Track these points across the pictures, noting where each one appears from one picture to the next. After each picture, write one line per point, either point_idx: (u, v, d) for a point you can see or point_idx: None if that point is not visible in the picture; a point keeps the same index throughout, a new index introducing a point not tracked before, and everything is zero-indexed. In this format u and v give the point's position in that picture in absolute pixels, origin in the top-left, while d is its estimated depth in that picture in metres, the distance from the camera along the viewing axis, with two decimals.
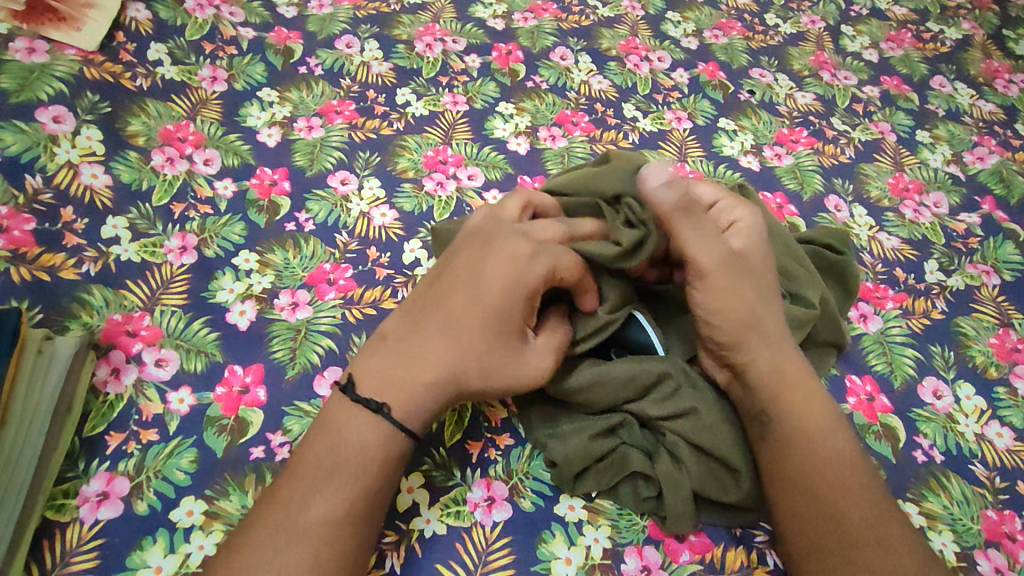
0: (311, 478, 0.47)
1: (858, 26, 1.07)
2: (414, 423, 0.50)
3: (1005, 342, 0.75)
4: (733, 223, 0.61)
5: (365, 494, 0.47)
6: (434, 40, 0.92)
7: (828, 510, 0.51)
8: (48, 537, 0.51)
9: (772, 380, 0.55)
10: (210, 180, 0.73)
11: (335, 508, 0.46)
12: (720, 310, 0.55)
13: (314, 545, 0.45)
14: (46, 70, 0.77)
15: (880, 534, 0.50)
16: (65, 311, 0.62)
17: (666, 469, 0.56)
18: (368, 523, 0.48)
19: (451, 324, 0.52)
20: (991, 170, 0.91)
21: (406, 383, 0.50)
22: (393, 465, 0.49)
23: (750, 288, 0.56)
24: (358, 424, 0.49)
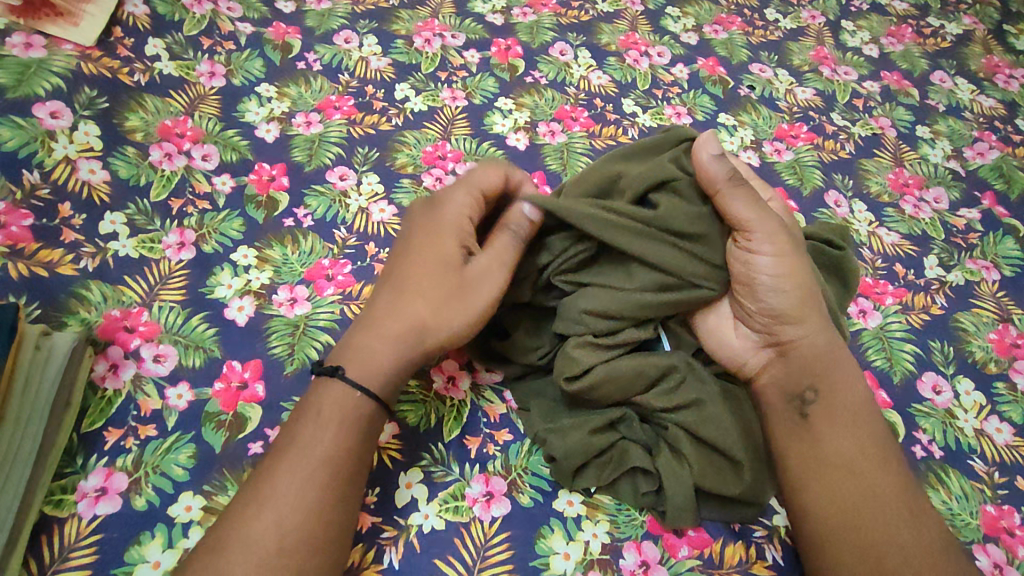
0: (283, 453, 0.49)
1: (858, 21, 1.07)
2: (375, 376, 0.52)
3: (1004, 337, 0.75)
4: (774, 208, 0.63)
5: (327, 462, 0.49)
6: (433, 35, 0.91)
7: (861, 488, 0.52)
8: (46, 532, 0.51)
9: (813, 359, 0.56)
10: (208, 176, 0.73)
11: (308, 483, 0.47)
12: (789, 275, 0.56)
13: (280, 514, 0.46)
14: (43, 65, 0.76)
15: (911, 515, 0.52)
16: (63, 307, 0.62)
17: (667, 462, 0.56)
18: (337, 490, 0.48)
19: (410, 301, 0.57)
20: (991, 165, 0.91)
21: (363, 346, 0.53)
22: (356, 429, 0.51)
23: (805, 264, 0.58)
24: (326, 396, 0.51)
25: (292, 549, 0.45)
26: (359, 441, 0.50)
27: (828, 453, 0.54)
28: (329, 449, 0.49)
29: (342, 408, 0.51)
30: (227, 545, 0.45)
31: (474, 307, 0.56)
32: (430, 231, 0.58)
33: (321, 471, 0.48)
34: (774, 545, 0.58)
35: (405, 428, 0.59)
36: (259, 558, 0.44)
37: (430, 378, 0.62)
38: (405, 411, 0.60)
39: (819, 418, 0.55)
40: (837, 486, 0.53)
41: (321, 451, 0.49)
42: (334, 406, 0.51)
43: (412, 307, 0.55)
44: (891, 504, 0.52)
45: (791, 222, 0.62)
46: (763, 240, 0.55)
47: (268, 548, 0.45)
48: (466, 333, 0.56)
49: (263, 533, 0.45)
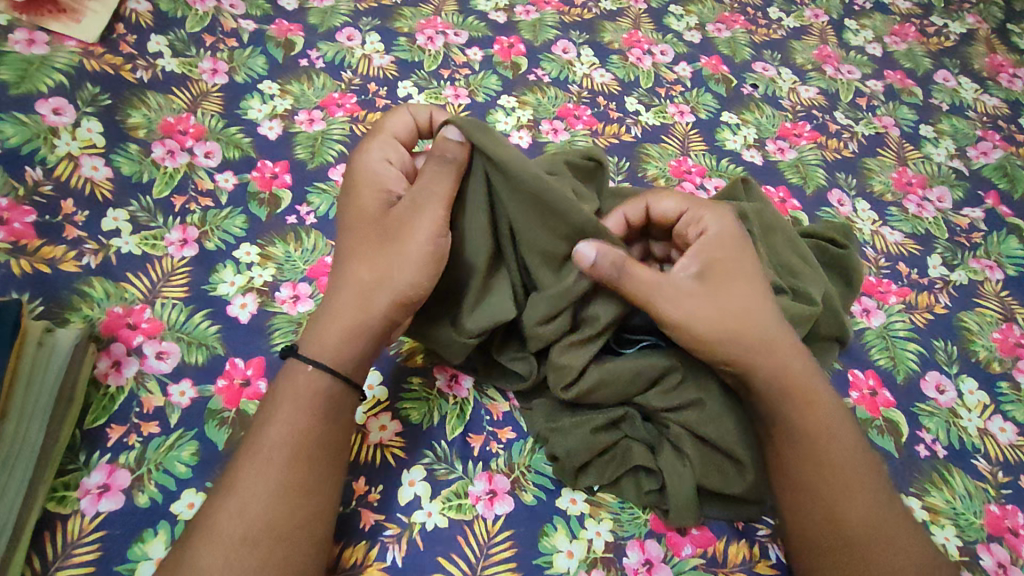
0: (248, 442, 0.49)
1: (862, 20, 1.06)
2: (325, 351, 0.51)
3: (1008, 337, 0.75)
4: (704, 233, 0.57)
5: (288, 446, 0.48)
6: (436, 32, 0.91)
7: (828, 508, 0.52)
8: (49, 528, 0.51)
9: (777, 385, 0.54)
10: (211, 173, 0.73)
11: (269, 468, 0.47)
12: (734, 335, 0.53)
13: (244, 501, 0.46)
14: (46, 61, 0.76)
15: (875, 537, 0.51)
16: (66, 304, 0.62)
17: (671, 461, 0.56)
18: (298, 473, 0.48)
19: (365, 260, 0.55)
20: (995, 164, 0.91)
21: (314, 324, 0.53)
22: (315, 410, 0.50)
23: (746, 309, 0.55)
24: (287, 379, 0.51)
25: (255, 537, 0.45)
26: (319, 422, 0.50)
27: (796, 471, 0.53)
28: (289, 432, 0.48)
29: (304, 390, 0.50)
30: (199, 535, 0.45)
31: (409, 254, 0.53)
32: (357, 194, 0.57)
33: (281, 455, 0.48)
34: (778, 543, 0.57)
35: (408, 426, 0.59)
36: (224, 548, 0.44)
37: (433, 376, 0.62)
38: (408, 409, 0.60)
39: (789, 434, 0.53)
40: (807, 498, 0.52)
41: (281, 435, 0.48)
42: (291, 391, 0.50)
43: (355, 272, 0.54)
44: (855, 528, 0.51)
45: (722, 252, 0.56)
46: (684, 301, 0.53)
47: (234, 536, 0.45)
48: (416, 280, 0.52)
49: (228, 524, 0.45)
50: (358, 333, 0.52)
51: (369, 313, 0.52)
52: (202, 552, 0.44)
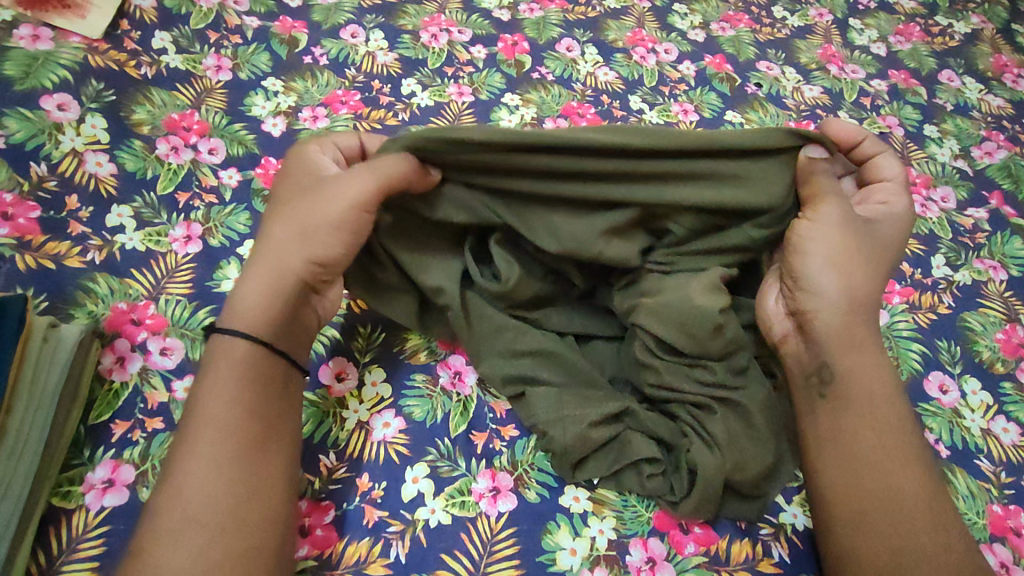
0: (191, 425, 0.49)
1: (866, 19, 1.06)
2: (246, 320, 0.52)
3: (1012, 338, 0.75)
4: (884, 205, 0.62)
5: (235, 424, 0.49)
6: (440, 30, 0.91)
7: (880, 482, 0.52)
8: (54, 523, 0.51)
9: (850, 343, 0.56)
10: (215, 170, 0.73)
11: (217, 453, 0.47)
12: (848, 276, 0.57)
13: (200, 481, 0.46)
14: (51, 57, 0.76)
15: (928, 511, 0.51)
16: (71, 300, 0.62)
17: (699, 450, 0.56)
18: (247, 452, 0.48)
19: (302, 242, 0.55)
20: (999, 165, 0.91)
21: (235, 296, 0.53)
22: (258, 388, 0.51)
23: (874, 267, 0.59)
24: (218, 365, 0.51)
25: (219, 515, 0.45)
26: (260, 400, 0.50)
27: (847, 440, 0.54)
28: (232, 409, 0.49)
29: (235, 365, 0.51)
30: (155, 518, 0.45)
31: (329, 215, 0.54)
32: (298, 181, 0.59)
33: (228, 438, 0.48)
34: (781, 542, 0.57)
35: (411, 423, 0.59)
36: (189, 544, 0.44)
37: (437, 374, 0.62)
38: (411, 406, 0.60)
39: (842, 404, 0.55)
40: (858, 473, 0.52)
41: (227, 418, 0.49)
42: (226, 371, 0.50)
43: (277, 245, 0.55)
44: (909, 499, 0.51)
45: (893, 230, 0.61)
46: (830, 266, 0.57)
47: (191, 516, 0.45)
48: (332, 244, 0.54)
49: (185, 514, 0.45)
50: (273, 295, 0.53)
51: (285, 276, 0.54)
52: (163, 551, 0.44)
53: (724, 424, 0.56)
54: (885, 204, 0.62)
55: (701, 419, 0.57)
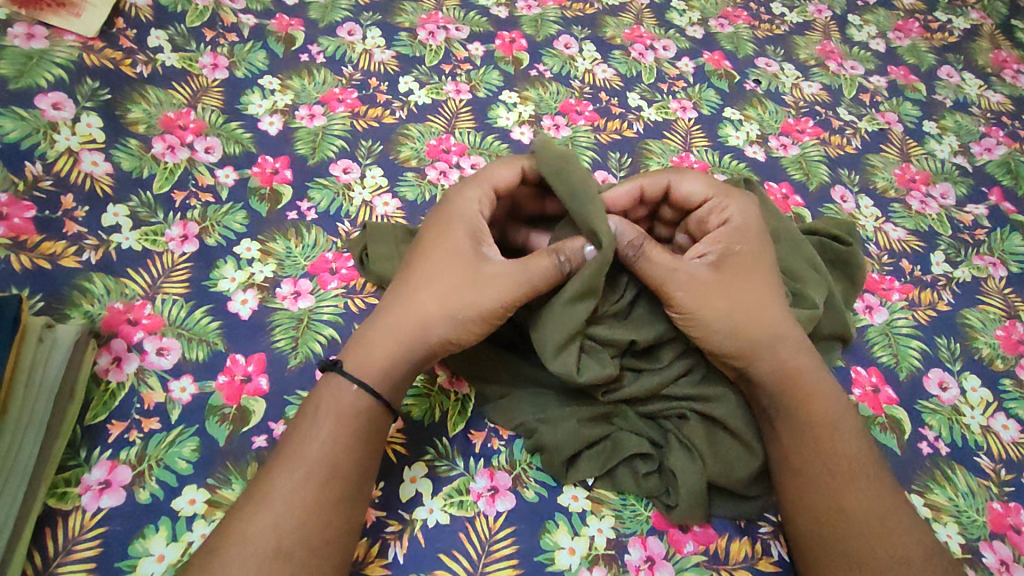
0: (280, 463, 0.48)
1: (865, 15, 1.06)
2: (374, 373, 0.52)
3: (1011, 334, 0.74)
4: (724, 223, 0.60)
5: (326, 483, 0.48)
6: (437, 27, 0.91)
7: (829, 501, 0.52)
8: (50, 525, 0.51)
9: (779, 380, 0.55)
10: (212, 168, 0.73)
11: (305, 488, 0.47)
12: (731, 329, 0.54)
13: (280, 514, 0.46)
14: (45, 56, 0.76)
15: (884, 527, 0.52)
16: (66, 300, 0.62)
17: (678, 458, 0.56)
18: (333, 493, 0.48)
19: (443, 290, 0.54)
20: (998, 160, 0.90)
21: (364, 339, 0.53)
22: (359, 425, 0.50)
23: (745, 283, 0.57)
24: (333, 391, 0.51)
25: (289, 548, 0.45)
26: (357, 440, 0.50)
27: (799, 463, 0.54)
28: (325, 466, 0.48)
29: (339, 403, 0.50)
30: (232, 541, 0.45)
31: (485, 298, 0.53)
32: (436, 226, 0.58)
33: (317, 474, 0.48)
34: (780, 540, 0.57)
35: (410, 423, 0.59)
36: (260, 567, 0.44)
37: (434, 372, 0.62)
38: (409, 406, 0.60)
39: (788, 430, 0.54)
40: (811, 494, 0.53)
41: (321, 453, 0.49)
42: (333, 407, 0.50)
43: (424, 304, 0.54)
44: (859, 520, 0.52)
45: (742, 245, 0.59)
46: (707, 295, 0.55)
47: (269, 545, 0.45)
48: (469, 332, 0.54)
49: (257, 542, 0.45)
50: (401, 360, 0.53)
51: (426, 336, 0.53)
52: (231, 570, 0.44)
53: (702, 430, 0.57)
54: (725, 221, 0.60)
55: (681, 425, 0.58)
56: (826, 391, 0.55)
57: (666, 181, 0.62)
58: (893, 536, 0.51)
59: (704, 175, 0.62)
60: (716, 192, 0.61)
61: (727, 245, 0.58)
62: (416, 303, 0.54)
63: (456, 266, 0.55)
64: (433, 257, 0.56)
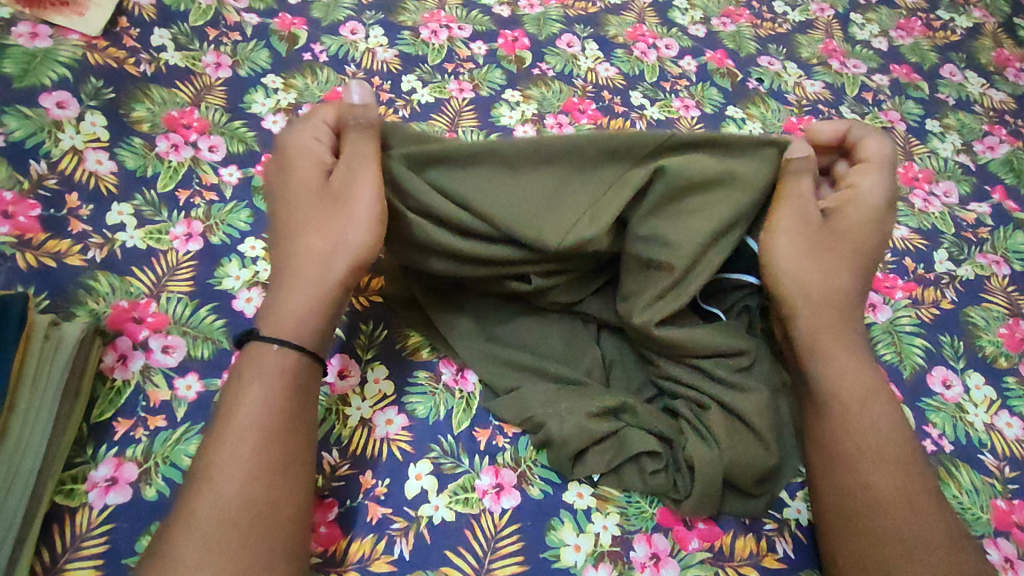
0: (218, 436, 0.48)
1: (868, 14, 1.06)
2: (288, 326, 0.52)
3: (1014, 332, 0.74)
4: (852, 188, 0.63)
5: (259, 445, 0.48)
6: (439, 26, 0.91)
7: (858, 477, 0.52)
8: (57, 522, 0.51)
9: (811, 346, 0.57)
10: (216, 167, 0.73)
11: (240, 453, 0.47)
12: (806, 272, 0.58)
13: (222, 483, 0.46)
14: (49, 55, 0.76)
15: (909, 508, 0.51)
16: (72, 298, 0.62)
17: (695, 449, 0.56)
18: (271, 454, 0.48)
19: (317, 232, 0.56)
20: (1001, 159, 0.90)
21: (276, 300, 0.54)
22: (286, 387, 0.50)
23: (831, 258, 0.59)
24: (259, 359, 0.51)
25: (234, 513, 0.45)
26: (288, 399, 0.50)
27: (834, 442, 0.54)
28: (256, 429, 0.48)
29: (269, 364, 0.51)
30: (184, 512, 0.45)
31: (357, 214, 0.55)
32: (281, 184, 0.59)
33: (253, 438, 0.48)
34: (785, 537, 0.57)
35: (414, 420, 0.59)
36: (202, 534, 0.44)
37: (439, 370, 0.62)
38: (414, 403, 0.60)
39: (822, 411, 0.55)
40: (841, 471, 0.53)
41: (253, 416, 0.49)
42: (261, 373, 0.51)
43: (310, 244, 0.56)
44: (886, 501, 0.51)
45: (857, 219, 0.61)
46: (800, 261, 0.58)
47: (214, 516, 0.45)
48: (368, 239, 0.55)
49: (204, 511, 0.45)
50: (311, 317, 0.53)
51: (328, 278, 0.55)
52: (180, 538, 0.44)
53: (723, 421, 0.56)
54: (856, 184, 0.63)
55: (700, 415, 0.58)
56: (863, 370, 0.56)
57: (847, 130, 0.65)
58: (918, 517, 0.50)
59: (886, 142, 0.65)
60: (875, 162, 0.63)
61: (840, 206, 0.62)
62: (304, 251, 0.55)
63: (324, 209, 0.56)
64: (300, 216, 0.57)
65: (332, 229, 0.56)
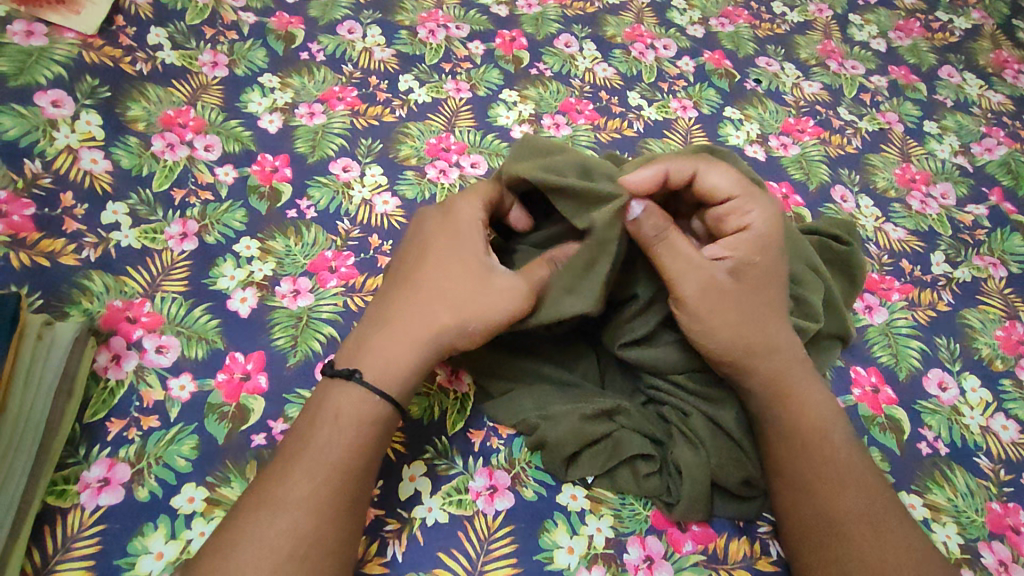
0: (293, 467, 0.48)
1: (866, 15, 1.06)
2: (396, 380, 0.52)
3: (1011, 334, 0.74)
4: (740, 229, 0.56)
5: (340, 489, 0.48)
6: (437, 26, 0.91)
7: (816, 505, 0.52)
8: (49, 523, 0.51)
9: (770, 392, 0.56)
10: (211, 166, 0.73)
11: (318, 491, 0.47)
12: (731, 328, 0.55)
13: (293, 518, 0.46)
14: (45, 53, 0.76)
15: (872, 531, 0.51)
16: (66, 297, 0.62)
17: (681, 452, 0.57)
18: (347, 498, 0.48)
19: (452, 301, 0.55)
20: (999, 161, 0.90)
21: (382, 347, 0.53)
22: (371, 432, 0.51)
23: (752, 298, 0.56)
24: (352, 398, 0.51)
25: (305, 552, 0.45)
26: (372, 447, 0.50)
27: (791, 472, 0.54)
28: (339, 473, 0.48)
29: (357, 407, 0.51)
30: (246, 541, 0.45)
31: (502, 309, 0.55)
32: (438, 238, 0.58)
33: (333, 478, 0.48)
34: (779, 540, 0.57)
35: (409, 421, 0.59)
36: (271, 564, 0.44)
37: (433, 370, 0.61)
38: (408, 404, 0.59)
39: (791, 441, 0.54)
40: (801, 499, 0.53)
41: (337, 456, 0.49)
42: (348, 412, 0.50)
43: (436, 309, 0.54)
44: (848, 522, 0.51)
45: (756, 257, 0.56)
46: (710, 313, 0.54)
47: (282, 551, 0.45)
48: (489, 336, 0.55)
49: (271, 538, 0.45)
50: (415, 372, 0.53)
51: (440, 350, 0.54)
52: (246, 564, 0.44)
53: (705, 426, 0.57)
54: (744, 227, 0.56)
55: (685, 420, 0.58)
56: (814, 397, 0.56)
57: (693, 169, 0.56)
58: (884, 539, 0.50)
59: (732, 170, 0.56)
60: (741, 190, 0.56)
61: (746, 256, 0.56)
62: (426, 311, 0.54)
63: (468, 282, 0.55)
64: (434, 284, 0.55)
65: (467, 308, 0.54)
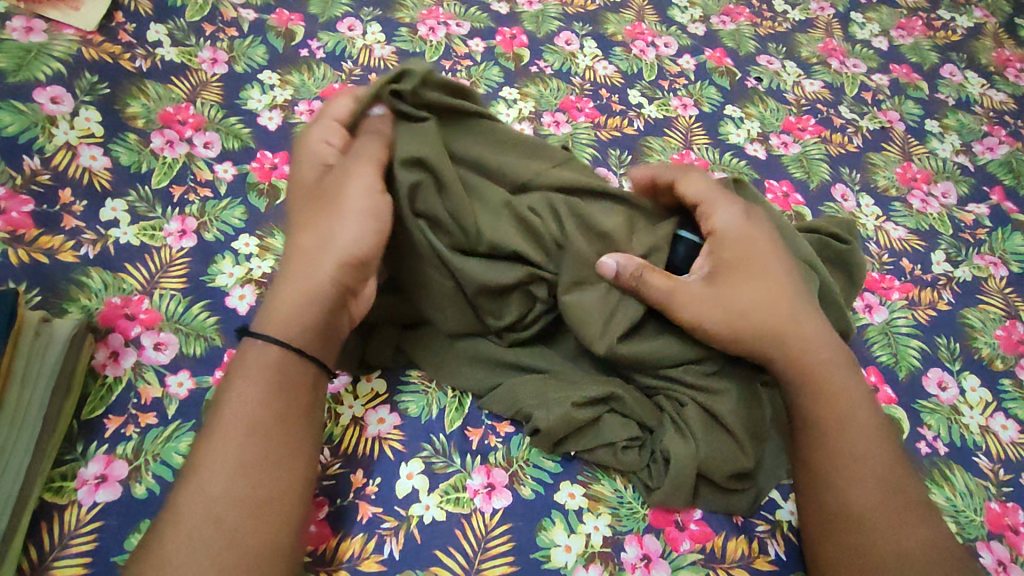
0: (209, 430, 0.47)
1: (868, 13, 1.05)
2: (280, 321, 0.51)
3: (1011, 334, 0.74)
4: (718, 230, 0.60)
5: (256, 446, 0.46)
6: (437, 23, 0.90)
7: (842, 496, 0.52)
8: (46, 519, 0.51)
9: (802, 382, 0.56)
10: (210, 163, 0.72)
11: (237, 448, 0.46)
12: (745, 315, 0.56)
13: (211, 477, 0.45)
14: (44, 49, 0.75)
15: (892, 526, 0.51)
16: (64, 294, 0.61)
17: (671, 440, 0.56)
18: (267, 452, 0.46)
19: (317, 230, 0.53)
20: (1000, 160, 0.90)
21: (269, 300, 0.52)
22: (282, 385, 0.49)
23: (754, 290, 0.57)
24: (256, 355, 0.49)
25: (221, 513, 0.44)
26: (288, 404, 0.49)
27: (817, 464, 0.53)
28: (256, 430, 0.47)
29: (267, 364, 0.49)
30: (173, 505, 0.44)
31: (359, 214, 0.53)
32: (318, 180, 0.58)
33: (250, 436, 0.46)
34: (777, 539, 0.57)
35: (407, 419, 0.59)
36: (188, 527, 0.43)
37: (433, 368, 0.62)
38: (406, 403, 0.59)
39: (814, 427, 0.55)
40: (825, 492, 0.52)
41: (253, 412, 0.47)
42: (258, 369, 0.49)
43: (301, 244, 0.53)
44: (872, 517, 0.51)
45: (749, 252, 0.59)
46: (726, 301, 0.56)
47: (196, 516, 0.43)
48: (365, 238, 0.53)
49: (190, 503, 0.44)
50: (303, 302, 0.51)
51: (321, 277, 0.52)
52: (166, 533, 0.43)
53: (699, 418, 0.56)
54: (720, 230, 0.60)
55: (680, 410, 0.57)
56: (846, 389, 0.56)
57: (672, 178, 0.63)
58: (904, 534, 0.50)
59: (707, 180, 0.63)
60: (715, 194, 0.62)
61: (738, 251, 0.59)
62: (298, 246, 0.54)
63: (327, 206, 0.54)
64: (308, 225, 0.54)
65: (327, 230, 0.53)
